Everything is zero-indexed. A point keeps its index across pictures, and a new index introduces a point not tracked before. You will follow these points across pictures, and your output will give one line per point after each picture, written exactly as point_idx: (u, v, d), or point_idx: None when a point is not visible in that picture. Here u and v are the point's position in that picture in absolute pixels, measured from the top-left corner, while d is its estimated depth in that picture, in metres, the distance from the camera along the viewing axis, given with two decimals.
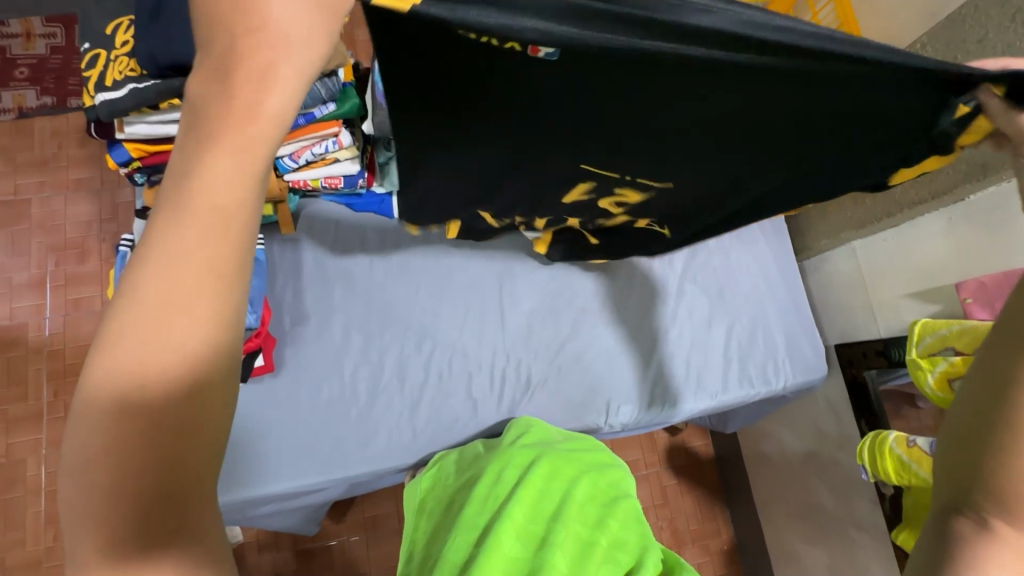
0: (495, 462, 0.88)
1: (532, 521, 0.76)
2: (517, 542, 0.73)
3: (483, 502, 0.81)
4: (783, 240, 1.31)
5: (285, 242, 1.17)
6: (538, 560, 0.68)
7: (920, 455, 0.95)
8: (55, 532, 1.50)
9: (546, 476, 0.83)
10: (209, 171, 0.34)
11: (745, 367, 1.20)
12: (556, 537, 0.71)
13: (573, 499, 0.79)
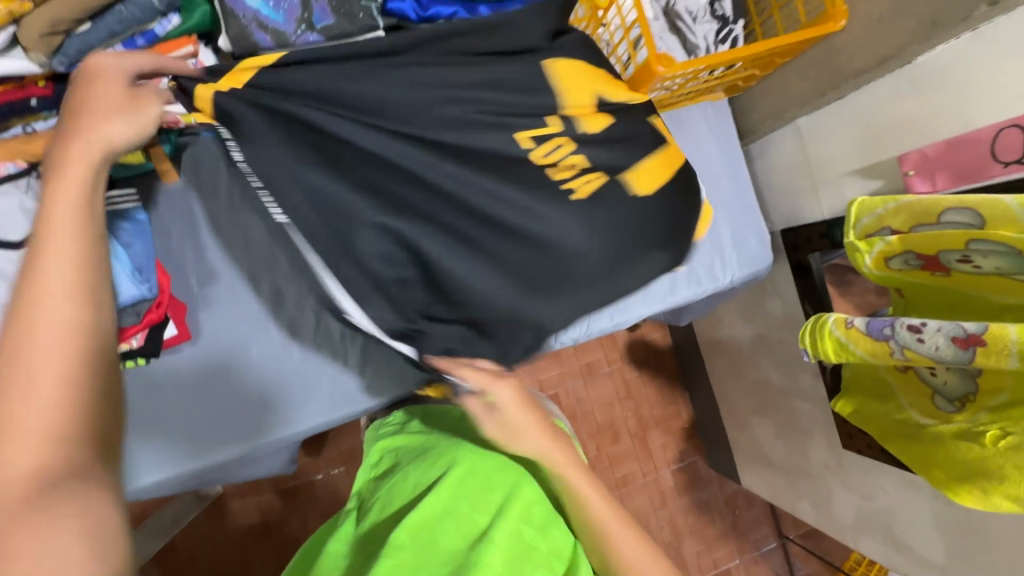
0: (450, 451, 0.86)
1: (479, 514, 0.75)
2: (459, 538, 0.71)
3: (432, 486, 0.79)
4: (726, 125, 1.22)
5: (170, 193, 0.99)
6: (473, 557, 0.66)
7: (858, 335, 0.97)
8: None
9: (498, 473, 0.81)
10: (61, 250, 0.49)
11: (692, 267, 1.17)
12: (492, 533, 0.69)
13: (523, 498, 0.77)
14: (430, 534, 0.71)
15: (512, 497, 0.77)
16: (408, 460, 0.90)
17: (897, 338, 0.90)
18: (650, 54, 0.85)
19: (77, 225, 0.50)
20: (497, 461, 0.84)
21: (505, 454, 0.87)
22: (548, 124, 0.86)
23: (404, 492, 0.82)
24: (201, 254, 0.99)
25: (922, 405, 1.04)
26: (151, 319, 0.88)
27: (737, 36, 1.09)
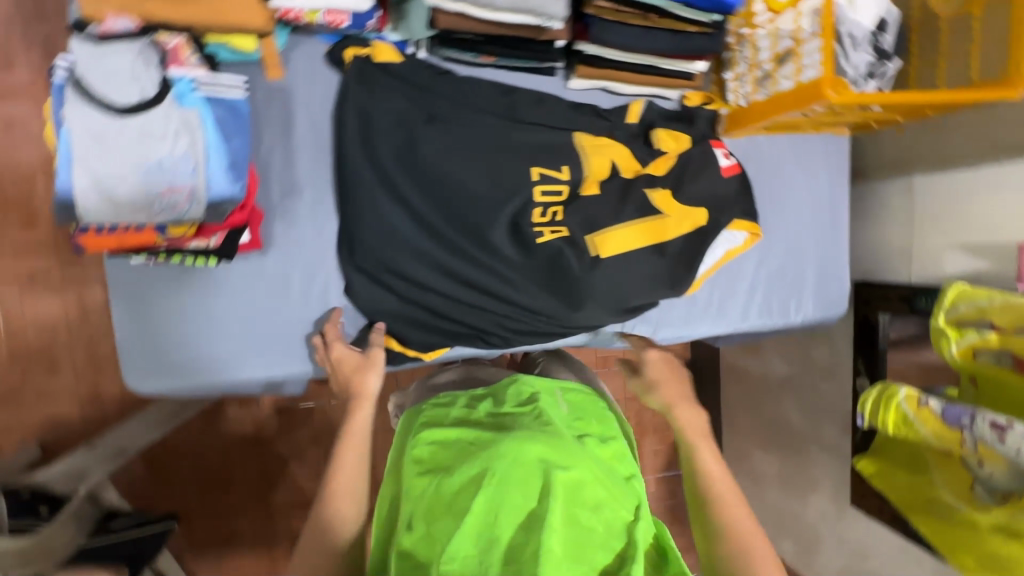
0: (487, 438, 0.81)
1: (528, 498, 0.70)
2: (515, 527, 0.68)
3: (473, 477, 0.74)
4: (843, 162, 1.16)
5: (271, 92, 0.92)
6: (537, 547, 0.65)
7: (927, 416, 0.96)
8: (23, 368, 1.67)
9: (540, 449, 0.76)
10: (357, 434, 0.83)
11: (769, 297, 1.14)
12: (550, 519, 0.67)
13: (572, 480, 0.73)
14: (483, 526, 0.68)
15: (559, 477, 0.72)
16: (444, 449, 0.83)
17: (974, 431, 0.89)
18: (825, 77, 0.79)
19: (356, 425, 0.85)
20: (535, 438, 0.78)
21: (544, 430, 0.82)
22: (560, 170, 0.97)
23: (445, 489, 0.74)
24: (289, 165, 0.93)
25: (959, 490, 1.04)
26: (233, 222, 0.81)
27: (889, 74, 1.02)
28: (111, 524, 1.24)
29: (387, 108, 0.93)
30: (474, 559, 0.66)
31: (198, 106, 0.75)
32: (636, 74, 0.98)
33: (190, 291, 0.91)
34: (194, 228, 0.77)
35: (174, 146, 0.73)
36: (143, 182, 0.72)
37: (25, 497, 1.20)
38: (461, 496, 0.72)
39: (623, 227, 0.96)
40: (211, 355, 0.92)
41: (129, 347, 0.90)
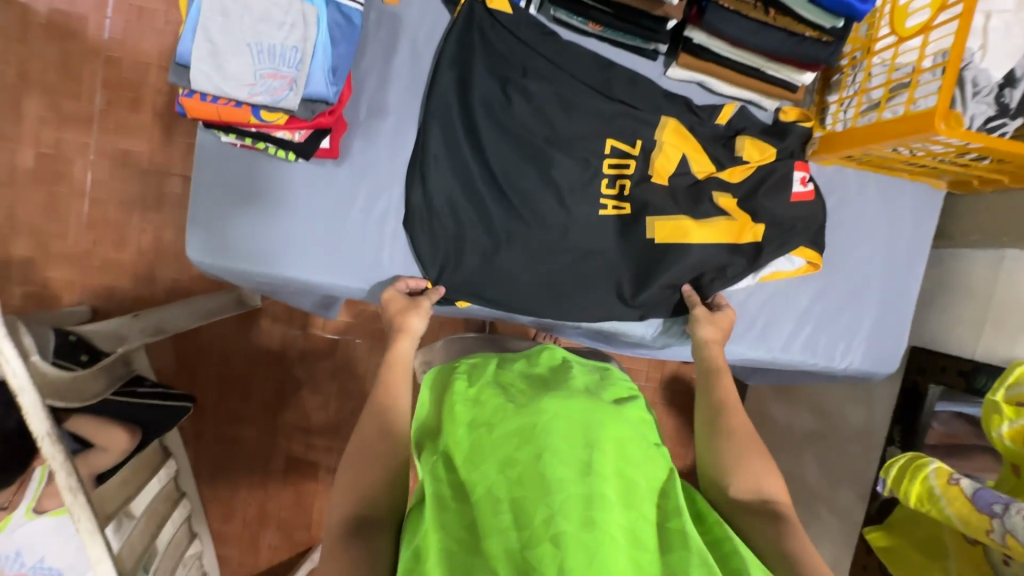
0: (525, 396, 0.83)
1: (575, 448, 0.72)
2: (569, 470, 0.69)
3: (518, 431, 0.74)
4: (931, 217, 1.10)
5: (383, 15, 0.96)
6: (591, 488, 0.67)
7: (956, 495, 0.87)
8: (95, 238, 1.80)
9: (580, 405, 0.78)
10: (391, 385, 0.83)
11: (817, 335, 1.10)
12: (601, 467, 0.70)
13: (615, 435, 0.75)
14: (536, 470, 0.69)
15: (602, 432, 0.74)
16: (485, 398, 0.84)
17: (1005, 521, 0.80)
18: (939, 106, 0.75)
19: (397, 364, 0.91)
20: (572, 397, 0.80)
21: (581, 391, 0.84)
22: (632, 144, 0.99)
23: (492, 435, 0.76)
24: (382, 87, 0.97)
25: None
26: (320, 123, 0.85)
27: (1006, 132, 0.97)
28: (137, 388, 1.32)
29: (490, 62, 0.95)
30: (530, 496, 0.67)
31: (317, 6, 0.79)
32: (739, 74, 0.96)
33: (265, 181, 0.96)
34: (285, 119, 0.82)
35: (287, 37, 0.78)
36: (252, 62, 0.76)
37: (73, 340, 1.28)
38: (511, 445, 0.73)
39: (682, 217, 0.98)
40: (269, 245, 0.96)
41: (197, 218, 0.95)
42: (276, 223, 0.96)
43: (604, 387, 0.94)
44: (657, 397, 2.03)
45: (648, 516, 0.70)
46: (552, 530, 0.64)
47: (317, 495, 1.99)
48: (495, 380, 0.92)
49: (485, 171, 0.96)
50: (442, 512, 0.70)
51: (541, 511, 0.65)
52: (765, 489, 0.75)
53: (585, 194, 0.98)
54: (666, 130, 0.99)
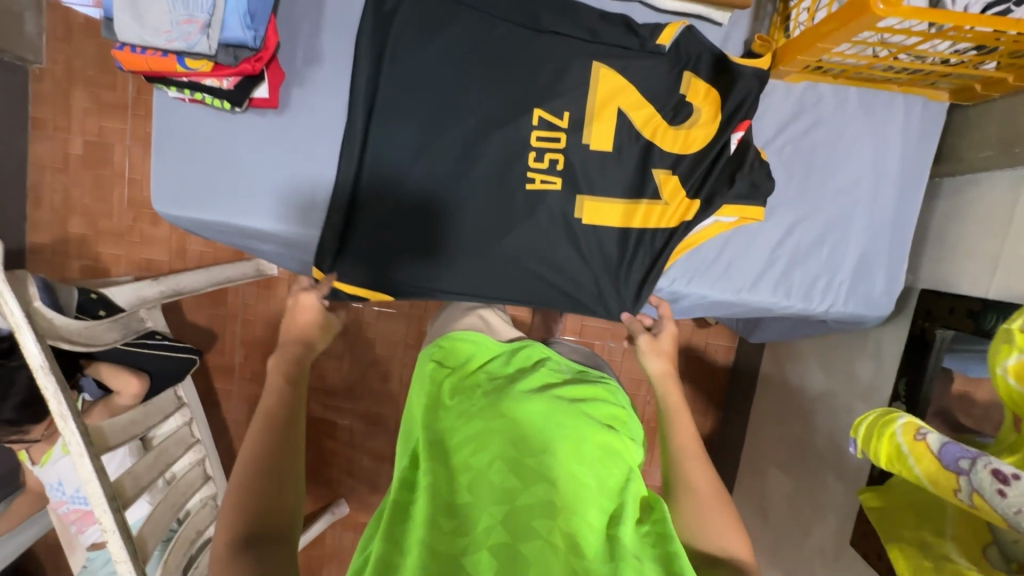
0: (485, 392, 0.76)
1: (524, 450, 0.65)
2: (514, 479, 0.62)
3: (473, 431, 0.68)
4: (929, 136, 0.95)
5: None
6: (533, 499, 0.60)
7: (923, 452, 0.79)
8: (134, 216, 2.01)
9: (540, 412, 0.71)
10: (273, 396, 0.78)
11: (791, 274, 1.00)
12: (550, 476, 0.62)
13: (574, 438, 0.68)
14: (479, 474, 0.62)
15: (557, 436, 0.67)
16: (458, 397, 0.77)
17: (971, 478, 0.72)
18: None
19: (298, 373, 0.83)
20: (534, 402, 0.73)
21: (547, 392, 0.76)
22: (561, 117, 0.94)
23: (452, 434, 0.69)
24: (316, 34, 0.99)
25: (965, 545, 0.85)
26: (245, 69, 0.88)
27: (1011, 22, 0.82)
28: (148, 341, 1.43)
29: (408, 36, 0.94)
30: (474, 502, 0.60)
31: None
32: None
33: (214, 132, 1.01)
34: (209, 66, 0.86)
35: None
36: (169, 10, 0.81)
37: (94, 297, 1.42)
38: (460, 446, 0.66)
39: (620, 202, 0.95)
40: (222, 194, 1.02)
41: (156, 169, 1.01)
42: (228, 173, 1.02)
43: (571, 383, 0.83)
44: None
45: (598, 524, 0.60)
46: (484, 539, 0.56)
47: (335, 454, 2.11)
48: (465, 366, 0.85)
49: (417, 150, 0.95)
50: (395, 509, 0.61)
51: (474, 520, 0.58)
52: (719, 543, 0.66)
53: (511, 171, 0.95)
54: (602, 86, 0.93)
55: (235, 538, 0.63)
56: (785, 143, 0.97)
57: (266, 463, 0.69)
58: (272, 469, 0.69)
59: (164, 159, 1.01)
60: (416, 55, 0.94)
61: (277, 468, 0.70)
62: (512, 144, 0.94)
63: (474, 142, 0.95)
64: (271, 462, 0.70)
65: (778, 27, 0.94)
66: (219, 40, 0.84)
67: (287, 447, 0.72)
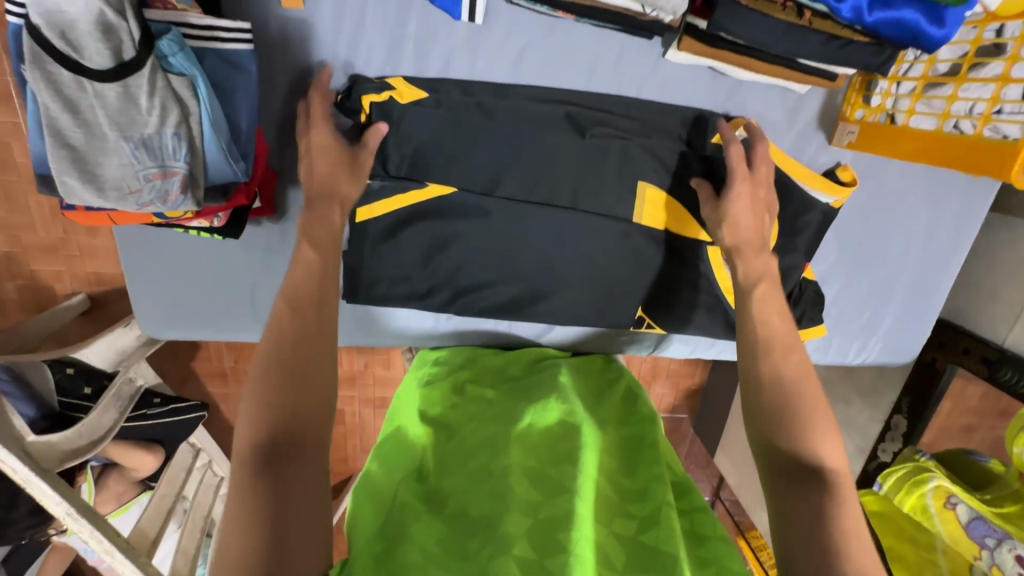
0: (500, 409, 0.81)
1: (542, 463, 0.70)
2: (535, 490, 0.66)
3: (494, 444, 0.73)
4: (987, 195, 0.91)
5: (287, 22, 0.72)
6: (559, 506, 0.63)
7: (949, 518, 0.89)
8: (64, 226, 1.45)
9: (558, 419, 0.78)
10: (296, 266, 0.61)
11: (831, 337, 1.01)
12: (578, 483, 0.66)
13: (593, 449, 0.74)
14: (502, 481, 0.67)
15: (579, 447, 0.72)
16: (473, 420, 0.80)
17: (993, 554, 0.83)
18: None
19: (314, 234, 0.64)
20: (550, 411, 0.79)
21: (561, 398, 0.82)
22: (606, 241, 0.87)
23: (475, 454, 0.73)
24: None
25: (955, 563, 1.01)
26: (238, 202, 0.70)
27: None
28: (146, 410, 1.32)
29: (438, 118, 0.77)
30: (493, 512, 0.64)
31: (190, 70, 0.60)
32: (760, 63, 0.72)
33: (200, 249, 0.85)
34: (193, 212, 0.68)
35: (162, 123, 0.59)
36: (131, 162, 0.60)
37: (71, 372, 1.25)
38: (487, 460, 0.71)
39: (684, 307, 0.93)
40: (225, 311, 0.89)
41: (140, 295, 0.87)
42: (228, 290, 0.88)
43: (582, 393, 0.87)
44: None
45: (625, 534, 0.65)
46: (513, 544, 0.59)
47: (347, 435, 2.08)
48: (473, 389, 0.88)
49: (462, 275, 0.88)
50: (416, 523, 0.63)
51: (506, 523, 0.61)
52: (809, 438, 0.58)
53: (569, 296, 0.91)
54: (642, 249, 0.88)
55: (246, 465, 0.50)
56: (843, 216, 0.92)
57: (288, 357, 0.55)
58: (301, 368, 0.55)
59: (140, 273, 0.85)
60: (459, 146, 0.79)
61: (301, 368, 0.55)
62: (570, 257, 0.87)
63: (524, 258, 0.87)
64: (299, 357, 0.55)
65: (856, 90, 0.81)
66: (205, 183, 0.66)
67: (319, 337, 0.57)
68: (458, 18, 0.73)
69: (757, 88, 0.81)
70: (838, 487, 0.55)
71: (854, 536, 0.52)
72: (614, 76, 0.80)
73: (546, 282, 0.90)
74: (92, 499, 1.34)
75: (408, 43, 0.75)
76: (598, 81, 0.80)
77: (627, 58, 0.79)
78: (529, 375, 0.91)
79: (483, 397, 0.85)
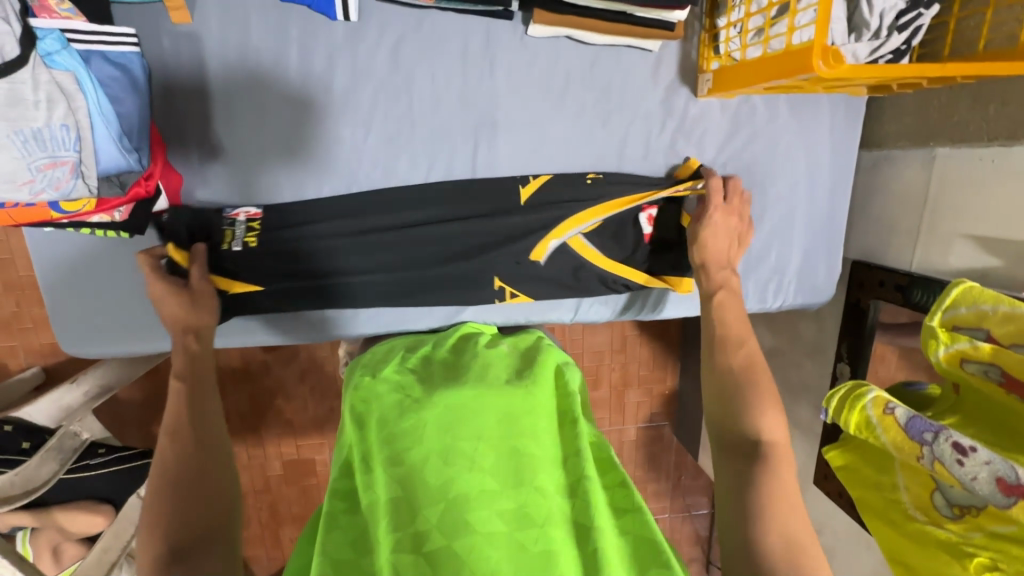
0: (421, 387, 0.70)
1: (455, 437, 0.62)
2: (453, 470, 0.60)
3: (411, 429, 0.64)
4: (854, 129, 0.99)
5: (179, 37, 0.80)
6: (467, 487, 0.59)
7: (890, 424, 0.90)
8: (17, 298, 1.47)
9: (472, 392, 0.66)
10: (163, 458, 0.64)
11: (746, 281, 1.04)
12: (484, 463, 0.60)
13: (511, 411, 0.65)
14: (412, 468, 0.60)
15: (496, 422, 0.63)
16: (394, 398, 0.69)
17: (933, 448, 0.84)
18: (816, 42, 0.64)
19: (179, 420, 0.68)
20: (464, 387, 0.68)
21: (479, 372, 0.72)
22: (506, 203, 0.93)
23: (388, 438, 0.64)
24: (207, 124, 0.84)
25: (918, 495, 0.96)
26: (137, 194, 0.76)
27: (921, 25, 0.84)
28: (90, 460, 1.30)
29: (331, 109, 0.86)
30: (406, 499, 0.58)
31: (73, 66, 0.66)
32: (604, 22, 0.81)
33: (116, 262, 0.88)
34: (92, 204, 0.73)
35: (50, 115, 0.65)
36: (22, 154, 0.65)
37: (9, 429, 1.24)
38: (398, 445, 0.62)
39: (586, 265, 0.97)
40: (144, 322, 0.91)
41: (61, 313, 0.88)
42: (145, 301, 0.90)
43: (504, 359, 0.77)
44: (628, 329, 2.07)
45: (550, 491, 0.60)
46: (426, 544, 0.55)
47: None
48: (400, 368, 0.77)
49: (361, 269, 0.92)
50: (331, 529, 0.60)
51: (414, 523, 0.56)
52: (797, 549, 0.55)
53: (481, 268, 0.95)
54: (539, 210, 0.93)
55: None
56: (728, 160, 0.98)
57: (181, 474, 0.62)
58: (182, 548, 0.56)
59: (56, 293, 0.88)
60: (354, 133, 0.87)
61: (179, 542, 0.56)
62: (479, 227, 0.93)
63: (429, 233, 0.92)
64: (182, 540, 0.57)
65: (707, 45, 0.90)
66: (98, 174, 0.70)
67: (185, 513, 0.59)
68: (335, 18, 0.81)
69: (619, 51, 0.90)
70: (771, 459, 0.62)
71: (781, 500, 0.59)
72: (486, 55, 0.88)
73: (456, 253, 0.94)
74: (29, 552, 1.28)
75: (293, 45, 0.83)
76: (472, 60, 0.88)
77: (496, 39, 0.88)
78: (461, 353, 0.82)
79: (407, 374, 0.74)
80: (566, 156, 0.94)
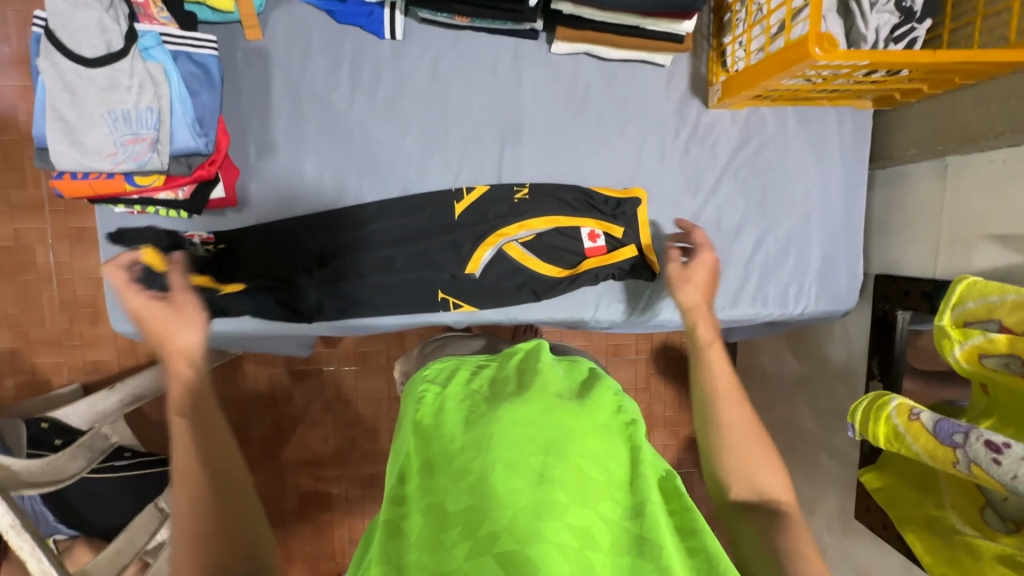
0: (478, 395, 0.61)
1: (520, 448, 0.52)
2: (516, 481, 0.49)
3: (469, 440, 0.54)
4: (862, 139, 1.04)
5: (251, 52, 0.93)
6: (532, 503, 0.47)
7: (918, 432, 0.84)
8: (70, 316, 1.43)
9: (540, 402, 0.56)
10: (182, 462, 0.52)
11: (765, 285, 1.04)
12: (553, 476, 0.49)
13: (578, 425, 0.55)
14: (473, 478, 0.50)
15: (565, 432, 0.53)
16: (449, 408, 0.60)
17: (967, 450, 0.77)
18: (810, 31, 0.71)
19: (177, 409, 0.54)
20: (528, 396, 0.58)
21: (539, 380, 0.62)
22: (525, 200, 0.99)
23: (442, 447, 0.55)
24: (267, 123, 0.95)
25: (966, 510, 0.89)
26: (201, 175, 0.83)
27: (916, 37, 0.91)
28: (115, 462, 1.30)
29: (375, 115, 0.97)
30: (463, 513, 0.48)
31: (163, 60, 0.77)
32: (617, 36, 0.91)
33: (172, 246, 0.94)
34: (161, 179, 0.81)
35: (139, 99, 0.76)
36: (110, 130, 0.76)
37: (46, 426, 1.28)
38: (457, 456, 0.53)
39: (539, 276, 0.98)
40: None
41: None
42: None
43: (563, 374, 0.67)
44: (650, 367, 2.02)
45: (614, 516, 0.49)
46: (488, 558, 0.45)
47: None
48: (453, 376, 0.67)
49: (344, 279, 0.95)
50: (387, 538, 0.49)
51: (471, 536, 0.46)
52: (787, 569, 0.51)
53: (505, 264, 0.98)
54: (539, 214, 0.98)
55: None
56: (739, 167, 1.03)
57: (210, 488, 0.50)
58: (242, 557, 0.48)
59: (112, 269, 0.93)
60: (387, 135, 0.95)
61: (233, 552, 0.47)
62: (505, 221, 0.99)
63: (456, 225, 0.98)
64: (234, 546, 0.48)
65: (715, 62, 0.99)
66: (170, 153, 0.79)
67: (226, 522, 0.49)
68: (383, 35, 0.94)
69: (634, 67, 1.00)
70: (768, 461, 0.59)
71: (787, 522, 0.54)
72: (514, 69, 0.99)
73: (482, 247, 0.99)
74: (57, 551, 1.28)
75: (346, 59, 0.96)
76: (501, 73, 0.99)
77: (523, 55, 0.98)
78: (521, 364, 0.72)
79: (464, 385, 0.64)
80: (587, 159, 1.01)
